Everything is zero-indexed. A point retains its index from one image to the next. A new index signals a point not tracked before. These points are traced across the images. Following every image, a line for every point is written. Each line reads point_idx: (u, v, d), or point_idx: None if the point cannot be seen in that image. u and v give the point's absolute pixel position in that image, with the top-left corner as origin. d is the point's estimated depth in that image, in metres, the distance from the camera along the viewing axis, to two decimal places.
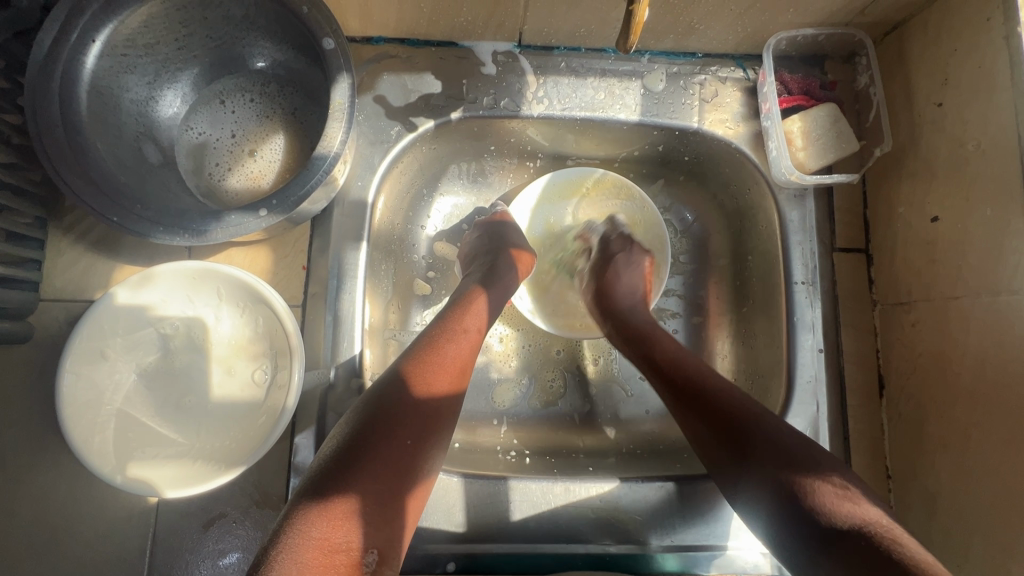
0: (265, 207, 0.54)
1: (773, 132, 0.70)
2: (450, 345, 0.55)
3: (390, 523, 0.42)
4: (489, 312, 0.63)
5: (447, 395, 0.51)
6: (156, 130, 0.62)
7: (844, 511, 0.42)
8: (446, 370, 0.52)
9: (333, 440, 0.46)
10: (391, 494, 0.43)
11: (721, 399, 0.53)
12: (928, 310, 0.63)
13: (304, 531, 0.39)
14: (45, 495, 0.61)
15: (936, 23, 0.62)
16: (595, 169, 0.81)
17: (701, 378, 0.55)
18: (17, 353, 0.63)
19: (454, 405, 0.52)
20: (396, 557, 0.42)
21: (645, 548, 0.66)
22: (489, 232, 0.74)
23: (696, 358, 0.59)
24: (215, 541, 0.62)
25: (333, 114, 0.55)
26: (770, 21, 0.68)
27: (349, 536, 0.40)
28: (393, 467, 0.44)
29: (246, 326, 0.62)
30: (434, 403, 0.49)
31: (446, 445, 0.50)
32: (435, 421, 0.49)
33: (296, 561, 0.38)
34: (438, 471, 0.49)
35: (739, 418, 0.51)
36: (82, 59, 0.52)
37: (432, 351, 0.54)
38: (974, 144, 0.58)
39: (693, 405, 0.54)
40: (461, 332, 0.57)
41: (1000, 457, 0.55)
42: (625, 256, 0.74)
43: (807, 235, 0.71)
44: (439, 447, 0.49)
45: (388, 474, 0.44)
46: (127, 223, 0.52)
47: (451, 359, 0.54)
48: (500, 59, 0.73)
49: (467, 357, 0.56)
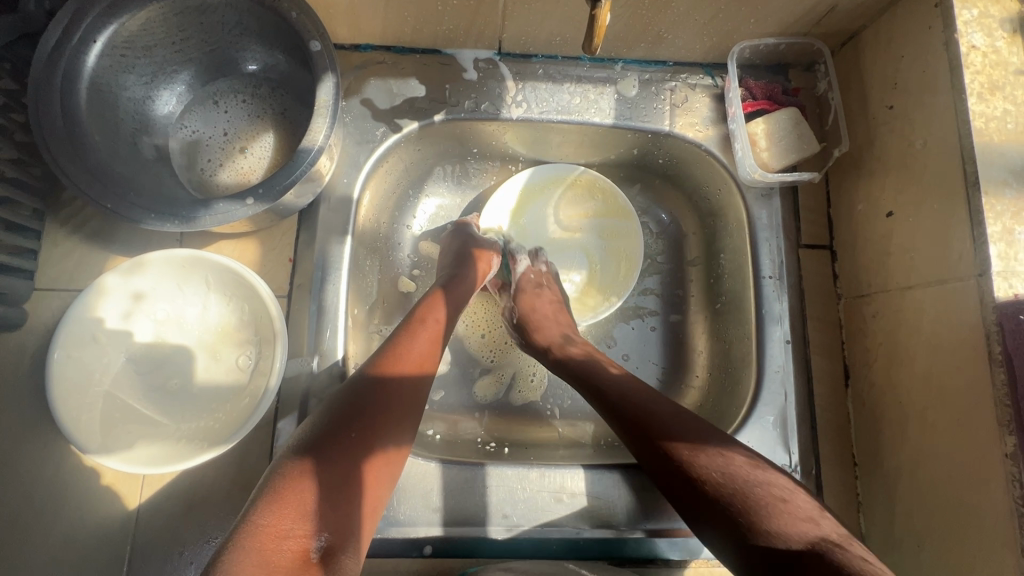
0: (252, 196, 0.57)
1: (738, 134, 0.74)
2: (413, 348, 0.59)
3: (343, 514, 0.45)
4: (448, 320, 0.65)
5: (404, 391, 0.55)
6: (152, 127, 0.65)
7: (801, 531, 0.45)
8: (405, 371, 0.56)
9: (294, 438, 0.49)
10: (343, 483, 0.46)
11: (660, 420, 0.55)
12: (887, 300, 0.66)
13: (255, 523, 0.42)
14: (31, 477, 0.63)
15: (886, 33, 0.67)
16: (575, 167, 0.85)
17: (642, 403, 0.57)
18: (11, 338, 0.65)
19: (415, 405, 0.55)
20: (351, 551, 0.44)
21: (618, 532, 0.67)
22: (458, 240, 0.77)
23: (634, 380, 0.61)
24: (197, 522, 0.63)
25: (318, 110, 0.58)
26: (734, 31, 0.72)
27: (297, 526, 0.42)
28: (346, 460, 0.47)
29: (233, 314, 0.65)
30: (391, 398, 0.53)
31: (405, 440, 0.53)
32: (392, 416, 0.52)
33: (245, 549, 0.40)
34: (398, 465, 0.53)
35: (673, 437, 0.53)
36: (83, 57, 0.56)
37: (392, 356, 0.57)
38: (921, 142, 0.62)
39: (634, 429, 0.56)
40: (418, 336, 0.60)
41: (950, 439, 0.57)
42: (534, 292, 0.77)
43: (775, 232, 0.74)
44: (395, 441, 0.52)
45: (340, 466, 0.47)
46: (120, 209, 0.55)
47: (411, 359, 0.57)
48: (481, 66, 0.77)
49: (427, 363, 0.59)
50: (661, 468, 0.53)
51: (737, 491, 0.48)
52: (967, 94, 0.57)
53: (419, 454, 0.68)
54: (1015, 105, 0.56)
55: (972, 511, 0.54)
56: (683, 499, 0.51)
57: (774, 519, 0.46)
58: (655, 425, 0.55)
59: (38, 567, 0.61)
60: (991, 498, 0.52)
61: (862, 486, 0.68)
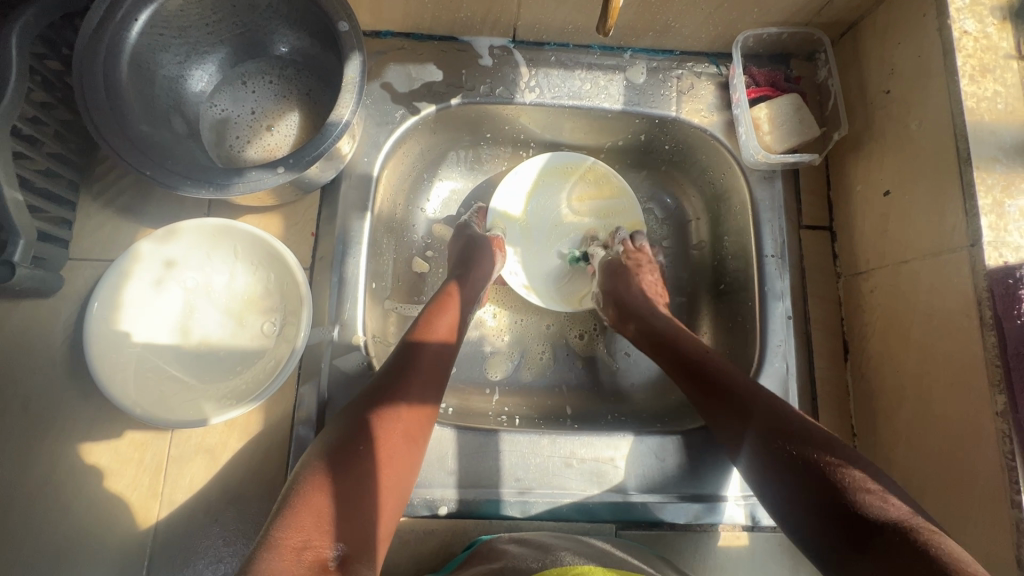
0: (282, 165, 0.60)
1: (742, 118, 0.77)
2: (427, 346, 0.64)
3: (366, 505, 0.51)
4: (464, 296, 0.72)
5: (418, 383, 0.61)
6: (185, 104, 0.69)
7: (876, 499, 0.47)
8: (420, 366, 0.62)
9: (314, 447, 0.55)
10: (364, 476, 0.52)
11: (744, 390, 0.59)
12: (884, 275, 0.69)
13: (275, 535, 0.46)
14: (66, 436, 0.66)
15: (883, 22, 0.70)
16: (586, 158, 0.87)
17: (723, 370, 0.62)
18: (47, 305, 0.68)
19: (422, 416, 0.59)
20: (365, 555, 0.48)
21: (626, 496, 0.69)
22: (464, 242, 0.80)
23: (717, 355, 0.65)
24: (221, 481, 0.66)
25: (346, 87, 0.61)
26: (738, 20, 0.76)
27: (313, 535, 0.46)
28: (365, 456, 0.53)
29: (258, 283, 0.68)
30: (403, 392, 0.59)
31: (421, 428, 0.59)
32: (407, 408, 0.58)
33: (269, 556, 0.44)
34: (420, 451, 0.59)
35: (748, 402, 0.57)
36: (124, 34, 0.59)
37: (406, 356, 0.63)
38: (916, 123, 0.65)
39: (720, 396, 0.60)
40: (427, 345, 0.64)
41: (944, 404, 0.60)
42: (634, 269, 0.79)
43: (777, 213, 0.77)
44: (412, 431, 0.58)
45: (358, 460, 0.52)
46: (158, 176, 0.58)
47: (427, 355, 0.63)
48: (496, 53, 0.81)
49: (437, 374, 0.63)
50: (737, 428, 0.57)
51: (822, 458, 0.50)
52: (959, 76, 0.60)
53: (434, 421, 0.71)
54: (1004, 87, 0.60)
55: (965, 470, 0.57)
56: (765, 467, 0.53)
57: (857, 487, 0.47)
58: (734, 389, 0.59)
59: (73, 520, 0.64)
60: (982, 456, 0.55)
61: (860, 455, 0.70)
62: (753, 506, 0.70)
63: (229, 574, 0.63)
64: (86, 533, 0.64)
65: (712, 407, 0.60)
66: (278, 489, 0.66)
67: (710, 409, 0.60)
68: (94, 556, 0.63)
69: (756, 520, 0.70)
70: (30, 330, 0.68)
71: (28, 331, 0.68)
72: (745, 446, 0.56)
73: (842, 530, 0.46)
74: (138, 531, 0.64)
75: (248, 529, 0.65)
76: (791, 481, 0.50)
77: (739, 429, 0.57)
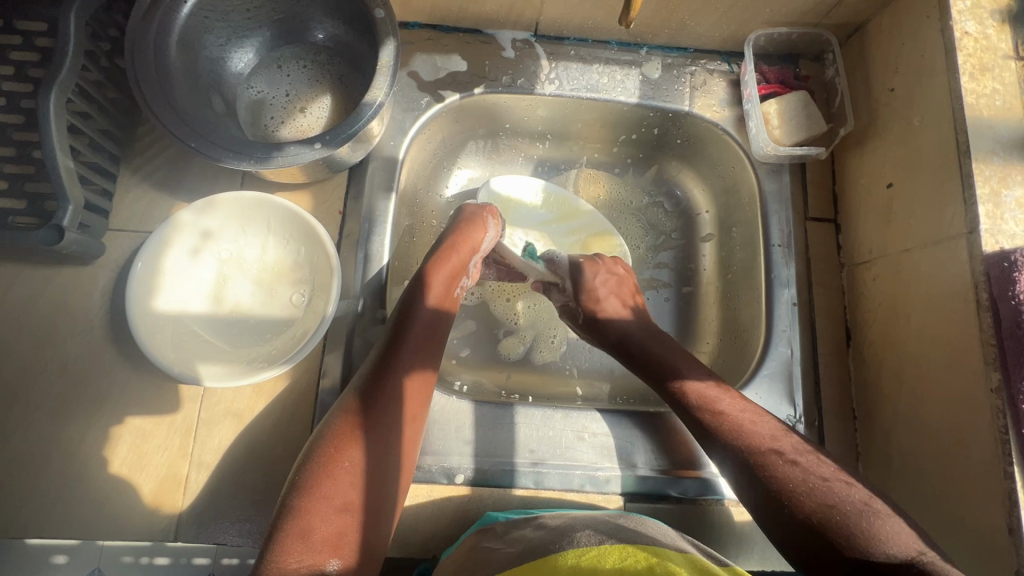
0: (319, 141, 0.63)
1: (753, 113, 0.80)
2: (420, 312, 0.66)
3: (387, 473, 0.55)
4: (460, 260, 0.72)
5: (412, 348, 0.63)
6: (225, 84, 0.72)
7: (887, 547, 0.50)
8: (415, 335, 0.65)
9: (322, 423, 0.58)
10: (378, 447, 0.55)
11: (748, 438, 0.60)
12: (886, 263, 0.72)
13: (287, 529, 0.49)
14: (102, 398, 0.69)
15: (889, 24, 0.74)
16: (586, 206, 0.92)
17: (723, 415, 0.63)
18: (86, 272, 0.72)
19: (423, 392, 0.62)
20: (380, 535, 0.53)
21: (635, 471, 0.72)
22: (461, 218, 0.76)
23: (715, 390, 0.65)
24: (249, 443, 0.69)
25: (380, 70, 0.65)
26: (750, 19, 0.80)
27: (327, 530, 0.50)
28: (374, 428, 0.56)
29: (289, 256, 0.71)
30: (399, 359, 0.62)
31: (424, 393, 0.62)
32: (410, 375, 0.61)
33: (285, 552, 0.48)
34: (424, 407, 0.62)
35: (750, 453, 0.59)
36: (174, 15, 0.63)
37: (401, 323, 0.65)
38: (919, 118, 0.69)
39: (722, 443, 0.61)
40: (426, 323, 0.66)
41: (941, 385, 0.63)
42: (601, 288, 0.78)
43: (784, 204, 0.81)
44: (414, 393, 0.61)
45: (371, 435, 0.56)
46: (203, 148, 0.61)
47: (423, 323, 0.66)
48: (518, 46, 0.85)
49: (435, 348, 0.66)
50: (742, 477, 0.59)
51: (826, 515, 0.53)
52: (960, 73, 0.64)
53: (452, 395, 0.74)
54: (1002, 85, 0.63)
55: (962, 448, 0.60)
56: (772, 517, 0.56)
57: (865, 536, 0.51)
58: (735, 437, 0.61)
59: (107, 477, 0.67)
60: (975, 432, 0.58)
61: (861, 436, 0.73)
62: None
63: (254, 533, 0.66)
64: (119, 489, 0.67)
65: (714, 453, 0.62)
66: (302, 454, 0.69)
67: (714, 454, 0.63)
68: (126, 511, 0.66)
69: None
70: (69, 296, 0.71)
71: (67, 297, 0.71)
72: (748, 492, 0.59)
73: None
74: (168, 490, 0.67)
75: (273, 491, 0.67)
76: (797, 530, 0.54)
77: (741, 477, 0.59)
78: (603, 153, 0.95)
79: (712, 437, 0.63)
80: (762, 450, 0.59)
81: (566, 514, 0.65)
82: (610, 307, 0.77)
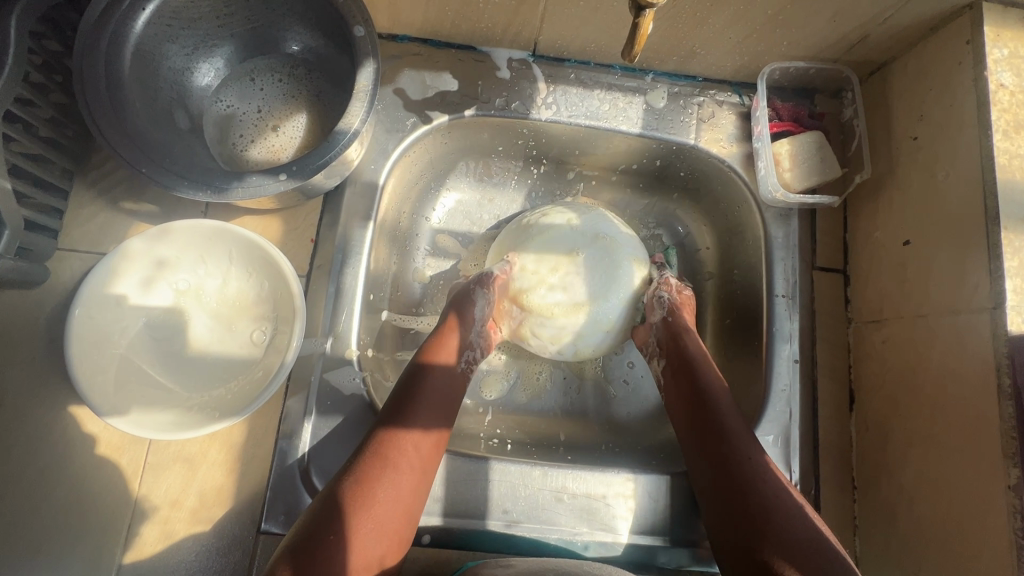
0: (285, 172, 0.57)
1: (763, 153, 0.74)
2: (434, 376, 0.64)
3: (368, 564, 0.51)
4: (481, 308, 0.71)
5: (426, 407, 0.61)
6: (189, 98, 0.66)
7: None
8: (426, 393, 0.62)
9: (315, 498, 0.55)
10: (373, 522, 0.53)
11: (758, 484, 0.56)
12: (897, 327, 0.67)
13: None
14: (39, 435, 0.64)
15: (916, 66, 0.68)
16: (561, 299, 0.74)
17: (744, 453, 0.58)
18: (29, 296, 0.66)
19: (428, 458, 0.59)
20: None
21: (617, 536, 0.67)
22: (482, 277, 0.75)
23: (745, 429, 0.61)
24: (199, 489, 0.64)
25: (357, 94, 0.59)
26: (765, 51, 0.74)
27: None
28: (365, 512, 0.53)
29: (252, 289, 0.66)
30: (409, 419, 0.59)
31: (431, 456, 0.60)
32: (417, 438, 0.59)
33: None
34: (426, 482, 0.59)
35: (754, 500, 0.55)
36: (130, 24, 0.57)
37: (411, 385, 0.62)
38: (943, 174, 0.63)
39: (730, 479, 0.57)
40: (439, 380, 0.64)
41: (952, 470, 0.58)
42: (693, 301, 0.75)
43: (790, 252, 0.75)
44: (420, 457, 0.58)
45: (365, 508, 0.53)
46: (155, 174, 0.55)
47: (435, 379, 0.63)
48: (515, 66, 0.79)
49: (449, 409, 0.63)
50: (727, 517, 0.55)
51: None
52: (992, 130, 0.58)
53: None
54: None
55: (969, 543, 0.55)
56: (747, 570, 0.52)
57: None
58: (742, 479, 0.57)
59: (42, 522, 0.62)
60: (988, 528, 0.54)
61: (859, 509, 0.68)
62: None
63: None
64: (54, 538, 0.62)
65: (714, 486, 0.58)
66: (256, 505, 0.64)
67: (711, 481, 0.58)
68: (60, 562, 0.61)
69: None
70: (10, 320, 0.65)
71: (6, 322, 0.65)
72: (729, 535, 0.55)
73: None
74: (108, 539, 0.62)
75: (223, 546, 0.62)
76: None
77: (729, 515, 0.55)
78: (600, 180, 0.88)
79: (726, 484, 0.57)
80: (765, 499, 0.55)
81: (545, 562, 0.61)
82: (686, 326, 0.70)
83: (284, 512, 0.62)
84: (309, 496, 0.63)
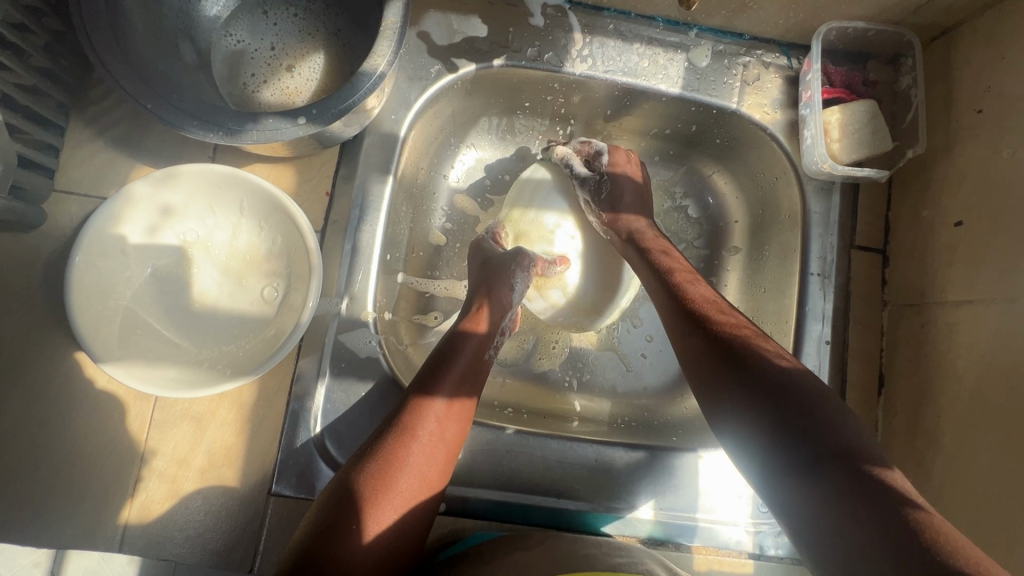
0: (304, 116, 0.52)
1: (812, 120, 0.69)
2: (469, 344, 0.61)
3: (394, 531, 0.50)
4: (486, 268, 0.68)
5: (456, 376, 0.58)
6: (195, 30, 0.60)
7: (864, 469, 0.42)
8: (462, 361, 0.60)
9: (329, 483, 0.53)
10: (406, 482, 0.52)
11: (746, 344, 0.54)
12: (941, 312, 0.64)
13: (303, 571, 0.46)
14: (38, 385, 0.61)
15: (989, 33, 0.63)
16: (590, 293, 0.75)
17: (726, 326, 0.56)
18: (23, 239, 0.61)
19: (460, 423, 0.57)
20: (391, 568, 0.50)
21: (633, 512, 0.66)
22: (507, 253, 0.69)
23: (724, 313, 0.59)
24: (207, 446, 0.62)
25: (384, 32, 0.53)
26: (824, 8, 0.68)
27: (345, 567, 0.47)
28: (381, 506, 0.50)
29: (263, 242, 0.62)
30: (441, 386, 0.57)
31: (462, 421, 0.57)
32: (449, 406, 0.56)
33: None
34: (456, 447, 0.57)
35: (749, 355, 0.52)
36: None
37: (443, 356, 0.60)
38: (1010, 152, 0.59)
39: (714, 347, 0.55)
40: (471, 344, 0.61)
41: (990, 460, 0.56)
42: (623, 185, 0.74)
43: (829, 229, 0.71)
44: (451, 423, 0.56)
45: (397, 470, 0.52)
46: (160, 112, 0.51)
47: (471, 347, 0.61)
48: (549, 12, 0.72)
49: (477, 376, 0.61)
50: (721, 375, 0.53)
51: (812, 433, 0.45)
52: None
53: None
54: None
55: (1004, 536, 0.54)
56: (751, 431, 0.48)
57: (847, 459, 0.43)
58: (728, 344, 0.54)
59: (42, 474, 0.60)
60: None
61: None
62: (761, 535, 0.67)
63: (207, 546, 0.59)
64: (56, 490, 0.60)
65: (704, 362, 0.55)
66: (265, 466, 0.61)
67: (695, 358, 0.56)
68: (63, 515, 0.59)
69: (762, 549, 0.67)
70: (5, 264, 0.61)
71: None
72: (732, 414, 0.51)
73: (816, 492, 0.43)
74: (111, 495, 0.60)
75: (231, 505, 0.60)
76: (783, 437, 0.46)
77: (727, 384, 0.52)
78: (629, 144, 0.83)
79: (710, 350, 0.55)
80: (752, 351, 0.52)
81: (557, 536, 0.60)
82: (624, 192, 0.73)
83: (295, 475, 0.60)
84: (320, 458, 0.60)
